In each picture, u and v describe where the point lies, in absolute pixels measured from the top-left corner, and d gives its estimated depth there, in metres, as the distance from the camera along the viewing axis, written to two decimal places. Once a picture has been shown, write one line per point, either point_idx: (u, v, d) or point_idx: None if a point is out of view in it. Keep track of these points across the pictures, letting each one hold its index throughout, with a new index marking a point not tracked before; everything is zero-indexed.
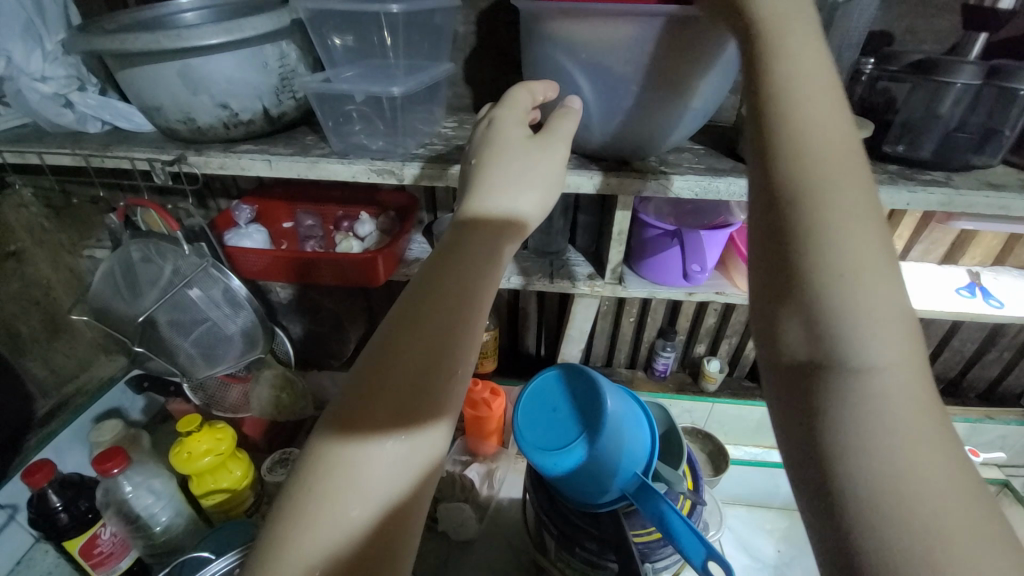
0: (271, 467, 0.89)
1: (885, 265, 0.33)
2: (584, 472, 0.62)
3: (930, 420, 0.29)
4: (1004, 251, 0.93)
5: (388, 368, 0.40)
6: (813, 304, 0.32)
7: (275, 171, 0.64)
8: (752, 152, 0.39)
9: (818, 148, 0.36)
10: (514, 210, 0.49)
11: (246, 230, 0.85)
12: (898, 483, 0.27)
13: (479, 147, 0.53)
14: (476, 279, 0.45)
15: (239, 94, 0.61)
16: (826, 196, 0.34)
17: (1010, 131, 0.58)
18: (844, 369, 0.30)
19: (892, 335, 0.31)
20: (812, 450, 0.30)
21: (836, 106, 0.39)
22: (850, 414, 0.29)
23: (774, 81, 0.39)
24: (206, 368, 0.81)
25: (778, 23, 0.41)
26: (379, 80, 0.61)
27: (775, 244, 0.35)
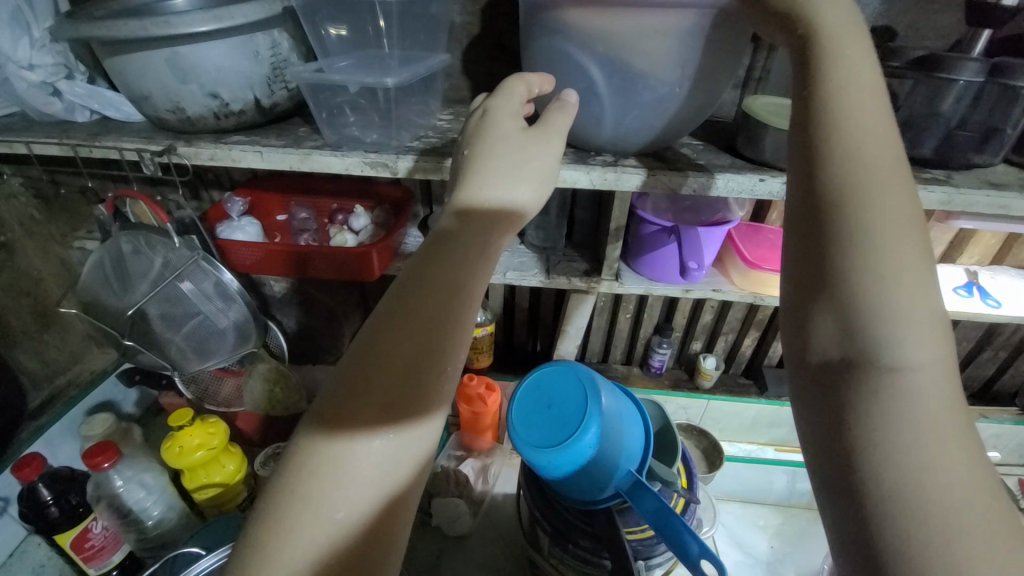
0: (265, 462, 0.88)
1: (922, 272, 0.35)
2: (580, 469, 0.62)
3: (958, 417, 0.32)
4: (1001, 250, 0.92)
5: (380, 362, 0.40)
6: (848, 306, 0.35)
7: (267, 163, 0.63)
8: (798, 158, 0.41)
9: (865, 156, 0.38)
10: (508, 202, 0.48)
11: (239, 223, 0.84)
12: (918, 472, 0.30)
13: (472, 138, 0.52)
14: (466, 274, 0.44)
15: (229, 83, 0.60)
16: (872, 203, 0.37)
17: (1012, 130, 0.58)
18: (878, 366, 0.33)
19: (926, 340, 0.34)
20: (837, 439, 0.33)
21: (886, 118, 0.40)
22: (881, 408, 0.32)
23: (824, 90, 0.41)
24: (197, 362, 0.80)
25: (840, 35, 0.43)
26: (374, 71, 0.60)
27: (815, 248, 0.38)
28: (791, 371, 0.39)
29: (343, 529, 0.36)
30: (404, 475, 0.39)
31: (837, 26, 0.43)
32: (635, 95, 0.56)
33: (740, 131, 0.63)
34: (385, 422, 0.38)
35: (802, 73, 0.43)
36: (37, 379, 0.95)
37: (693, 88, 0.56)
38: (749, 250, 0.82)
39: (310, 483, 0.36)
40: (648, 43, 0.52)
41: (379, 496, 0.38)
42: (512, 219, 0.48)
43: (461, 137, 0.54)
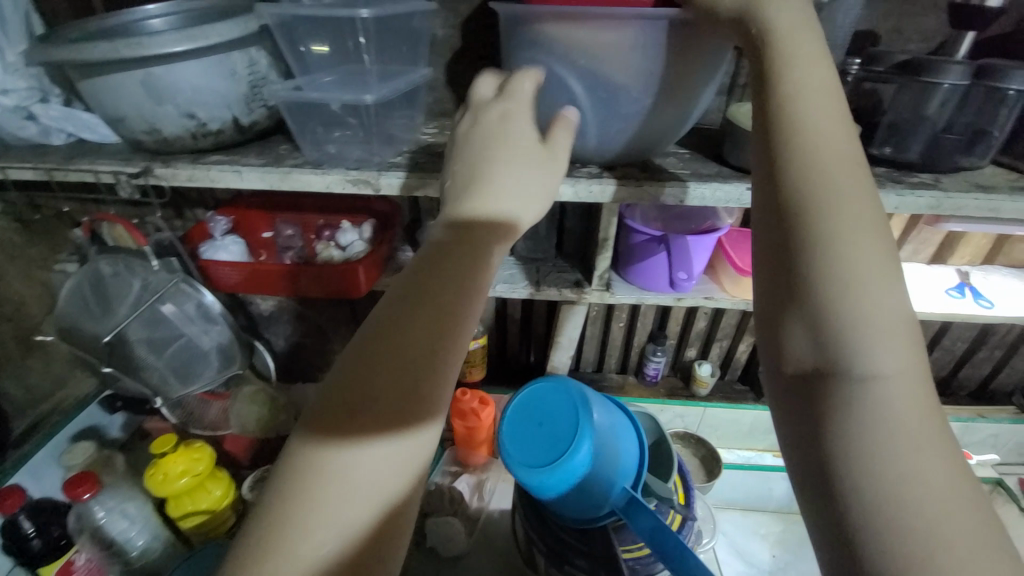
0: (253, 485, 0.86)
1: (891, 277, 0.35)
2: (574, 488, 0.61)
3: (934, 423, 0.32)
4: (993, 249, 0.92)
5: (362, 384, 0.38)
6: (818, 313, 0.34)
7: (246, 183, 0.62)
8: (762, 164, 0.41)
9: (826, 161, 0.38)
10: (499, 211, 0.47)
11: (222, 242, 0.81)
12: (899, 484, 0.30)
13: (479, 136, 0.51)
14: (457, 282, 0.43)
15: (205, 103, 0.59)
16: (833, 207, 0.36)
17: (999, 132, 0.57)
18: (850, 377, 0.32)
19: (897, 345, 0.33)
20: (817, 452, 0.33)
21: (843, 122, 0.40)
22: (855, 419, 0.32)
23: (779, 95, 0.41)
24: (180, 386, 0.78)
25: (790, 34, 0.42)
26: (353, 87, 0.59)
27: (782, 256, 0.37)
28: (766, 382, 0.38)
29: (323, 561, 0.34)
30: (388, 502, 0.37)
31: (785, 25, 0.43)
32: (618, 106, 0.55)
33: (726, 138, 0.63)
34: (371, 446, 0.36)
35: (759, 79, 0.43)
36: (20, 406, 0.93)
37: (675, 99, 0.55)
38: (740, 257, 0.81)
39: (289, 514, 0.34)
40: (633, 55, 0.52)
41: (365, 526, 0.36)
42: (502, 227, 0.47)
43: (452, 144, 0.53)
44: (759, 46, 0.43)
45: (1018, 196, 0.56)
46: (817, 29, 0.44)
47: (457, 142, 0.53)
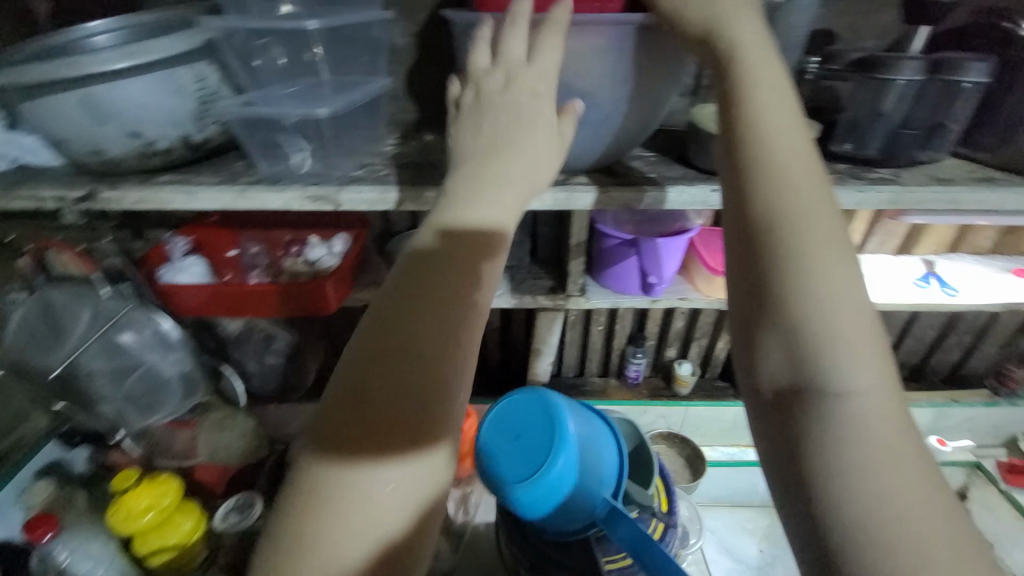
0: (226, 515, 0.81)
1: (859, 293, 0.36)
2: (554, 502, 0.59)
3: (910, 438, 0.32)
4: (957, 238, 0.94)
5: (352, 412, 0.37)
6: (791, 330, 0.35)
7: (199, 203, 0.59)
8: (729, 182, 0.41)
9: (793, 180, 0.39)
10: (485, 222, 0.44)
11: (182, 264, 0.76)
12: (879, 502, 0.30)
13: (498, 105, 0.49)
14: (448, 302, 0.41)
15: (151, 121, 0.56)
16: (799, 226, 0.37)
17: (955, 125, 0.58)
18: (826, 393, 0.33)
19: (868, 361, 0.33)
20: (795, 470, 0.32)
21: (807, 142, 0.41)
22: (832, 435, 0.31)
23: (745, 112, 0.42)
24: (141, 417, 0.79)
25: (751, 58, 0.44)
26: (307, 101, 0.58)
27: (754, 272, 0.37)
28: (743, 400, 0.38)
29: None
30: (387, 536, 0.36)
31: (750, 51, 0.44)
32: (584, 114, 0.54)
33: (690, 141, 0.62)
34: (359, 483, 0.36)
35: (724, 100, 0.44)
36: None
37: (640, 103, 0.55)
38: (711, 256, 0.81)
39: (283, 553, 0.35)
40: (606, 63, 0.52)
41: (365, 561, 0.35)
42: (491, 240, 0.44)
43: (459, 120, 0.51)
44: (726, 65, 0.45)
45: (977, 188, 0.57)
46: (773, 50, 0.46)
47: (472, 104, 0.51)
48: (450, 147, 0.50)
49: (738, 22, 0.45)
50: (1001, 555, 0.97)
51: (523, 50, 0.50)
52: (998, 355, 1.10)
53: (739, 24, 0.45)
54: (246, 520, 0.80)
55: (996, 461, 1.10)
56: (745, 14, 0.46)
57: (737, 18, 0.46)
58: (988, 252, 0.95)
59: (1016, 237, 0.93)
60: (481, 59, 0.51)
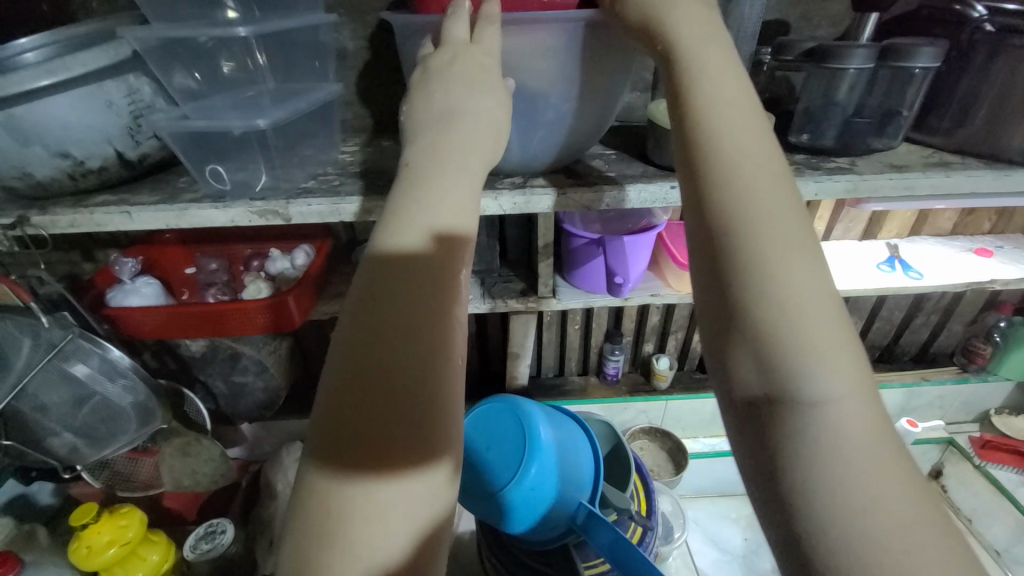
0: (195, 545, 0.78)
1: (827, 291, 0.35)
2: (531, 511, 0.58)
3: (887, 442, 0.32)
4: (919, 221, 0.95)
5: (324, 446, 0.34)
6: (760, 339, 0.34)
7: (139, 224, 0.56)
8: (686, 185, 0.40)
9: (751, 179, 0.37)
10: (446, 225, 0.41)
11: (133, 285, 0.74)
12: (859, 511, 0.30)
13: (447, 79, 0.46)
14: (418, 314, 0.38)
15: (79, 140, 0.53)
16: (763, 229, 0.35)
17: (907, 111, 0.59)
18: (800, 403, 0.32)
19: (839, 365, 0.33)
20: (775, 485, 0.32)
21: (765, 135, 0.40)
22: (807, 447, 0.31)
23: (697, 108, 0.40)
24: (94, 451, 0.74)
25: (694, 52, 0.42)
26: (247, 111, 0.55)
27: (718, 278, 0.36)
28: (719, 408, 0.37)
29: None
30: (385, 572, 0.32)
31: (692, 40, 0.42)
32: (540, 114, 0.53)
33: (649, 137, 0.61)
34: (339, 521, 0.32)
35: (673, 96, 0.42)
36: None
37: (592, 101, 0.54)
38: (680, 251, 0.81)
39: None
40: (558, 61, 0.50)
41: None
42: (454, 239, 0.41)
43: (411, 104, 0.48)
44: (669, 55, 0.43)
45: (931, 172, 0.57)
46: (725, 33, 0.44)
47: (420, 79, 0.48)
48: (404, 119, 0.47)
49: (677, 12, 0.43)
50: (981, 531, 1.05)
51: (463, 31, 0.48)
52: (965, 333, 1.12)
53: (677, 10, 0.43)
54: (216, 548, 0.78)
55: (969, 436, 1.13)
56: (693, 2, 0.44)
57: (675, 7, 0.43)
58: (950, 233, 0.97)
59: (974, 217, 0.95)
60: (431, 54, 0.49)
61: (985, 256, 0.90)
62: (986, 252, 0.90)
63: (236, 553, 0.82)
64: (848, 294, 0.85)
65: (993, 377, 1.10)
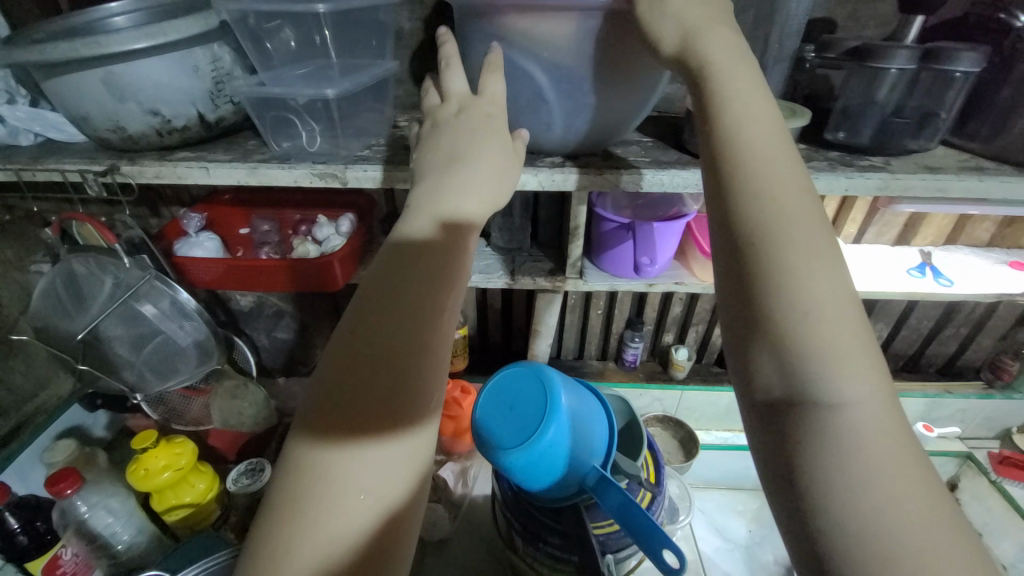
0: (238, 478, 0.86)
1: (846, 303, 0.38)
2: (545, 467, 0.61)
3: (901, 443, 0.35)
4: (955, 230, 0.95)
5: (339, 399, 0.39)
6: (779, 344, 0.37)
7: (214, 178, 0.62)
8: (712, 198, 0.44)
9: (772, 194, 0.41)
10: (458, 213, 0.49)
11: (196, 239, 0.81)
12: (878, 506, 0.32)
13: (454, 125, 0.55)
14: (433, 290, 0.44)
15: (168, 99, 0.59)
16: (787, 242, 0.39)
17: (946, 114, 0.59)
18: (818, 405, 0.35)
19: (858, 372, 0.36)
20: (791, 478, 0.35)
21: (790, 153, 0.44)
22: (824, 444, 0.34)
23: (726, 126, 0.44)
24: (158, 383, 0.81)
25: (724, 78, 0.46)
26: (317, 81, 0.60)
27: (741, 287, 0.40)
28: (739, 408, 0.40)
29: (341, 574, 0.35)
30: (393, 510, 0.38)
31: (719, 60, 0.46)
32: (584, 97, 0.56)
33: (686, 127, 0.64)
34: (370, 470, 0.37)
35: (703, 120, 0.46)
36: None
37: (637, 85, 0.56)
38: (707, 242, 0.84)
39: (291, 536, 0.35)
40: (608, 46, 0.53)
41: (371, 531, 0.36)
42: (466, 234, 0.48)
43: (426, 131, 0.57)
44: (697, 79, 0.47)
45: (964, 175, 0.58)
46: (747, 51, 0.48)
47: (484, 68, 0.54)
48: (415, 167, 0.54)
49: (709, 37, 0.47)
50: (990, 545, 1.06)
51: (464, 81, 0.58)
52: (994, 348, 1.11)
53: (714, 42, 0.47)
54: (256, 483, 0.85)
55: (987, 451, 1.12)
56: (726, 24, 0.48)
57: (708, 33, 0.47)
58: (986, 244, 0.96)
59: (1013, 230, 0.94)
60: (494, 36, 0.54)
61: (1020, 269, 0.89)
62: (1020, 265, 0.89)
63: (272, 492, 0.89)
64: (875, 297, 0.86)
65: (1019, 395, 1.09)
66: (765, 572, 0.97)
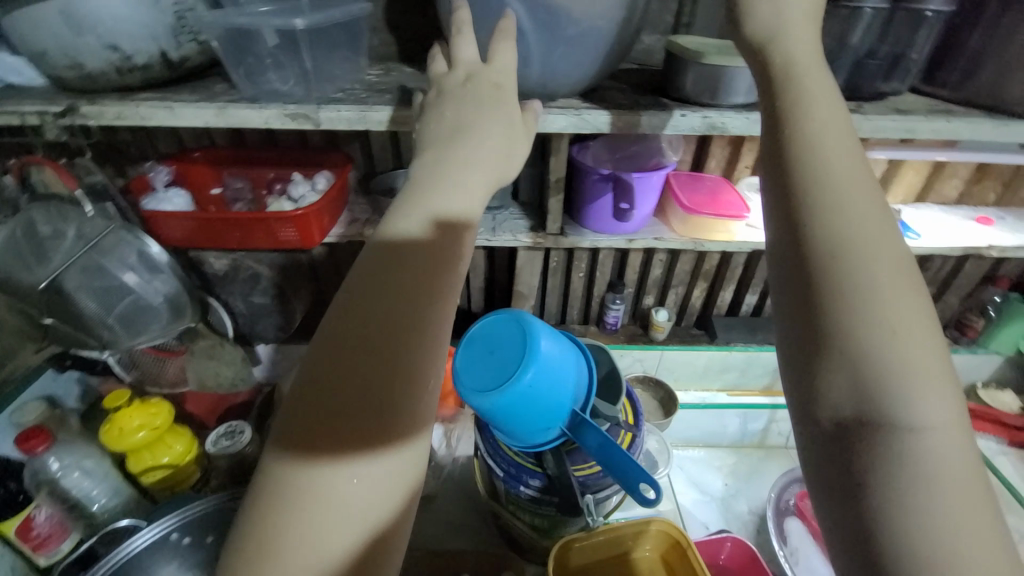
0: (216, 440, 0.85)
1: (921, 322, 0.35)
2: (525, 409, 0.62)
3: (978, 483, 0.32)
4: (925, 188, 0.97)
5: (348, 416, 0.37)
6: (853, 358, 0.34)
7: (179, 119, 0.60)
8: (778, 198, 0.41)
9: (843, 200, 0.38)
10: (459, 212, 0.45)
11: (166, 194, 0.80)
12: (945, 543, 0.30)
13: (461, 95, 0.52)
14: (443, 304, 0.42)
15: (129, 34, 0.56)
16: (861, 253, 0.36)
17: (916, 56, 0.60)
18: (897, 427, 0.32)
19: (937, 397, 0.33)
20: (857, 500, 0.32)
21: (862, 160, 0.41)
22: (901, 470, 0.31)
23: (794, 125, 0.42)
24: (128, 339, 0.78)
25: (804, 75, 0.44)
26: (285, 16, 0.58)
27: (808, 295, 0.37)
28: (793, 424, 0.37)
29: None
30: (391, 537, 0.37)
31: (800, 57, 0.45)
32: (562, 30, 0.55)
33: (664, 73, 0.64)
34: (371, 493, 0.36)
35: (772, 120, 0.43)
36: None
37: (614, 21, 0.56)
38: (686, 197, 0.84)
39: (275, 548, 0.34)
40: None
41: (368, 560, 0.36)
42: (462, 233, 0.45)
43: (430, 102, 0.54)
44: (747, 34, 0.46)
45: (932, 117, 0.60)
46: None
47: None
48: (417, 137, 0.52)
49: None
50: None
51: (463, 45, 0.56)
52: (959, 307, 1.15)
53: (789, 25, 0.46)
54: (235, 445, 0.85)
55: None
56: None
57: None
58: (954, 202, 0.99)
59: (981, 186, 0.96)
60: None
61: (986, 224, 0.92)
62: (987, 221, 0.92)
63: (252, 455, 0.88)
64: None
65: (983, 350, 1.13)
66: (740, 521, 1.01)
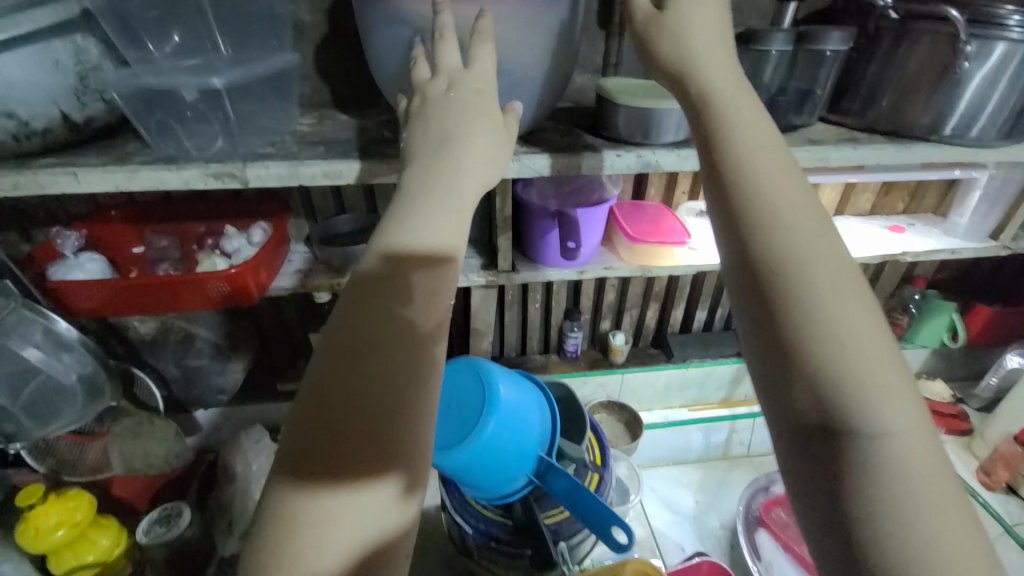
0: (149, 528, 0.77)
1: (876, 327, 0.35)
2: (489, 461, 0.59)
3: (951, 484, 0.32)
4: (844, 201, 1.05)
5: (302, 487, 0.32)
6: (811, 369, 0.34)
7: (86, 186, 0.55)
8: (721, 217, 0.41)
9: (780, 213, 0.39)
10: (439, 237, 0.42)
11: (77, 261, 0.71)
12: (928, 549, 0.29)
13: (443, 105, 0.49)
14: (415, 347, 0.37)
15: (24, 99, 0.51)
16: (805, 263, 0.37)
17: (821, 91, 0.66)
18: (862, 435, 0.32)
19: (898, 400, 0.33)
20: (839, 513, 0.31)
21: (796, 173, 0.42)
22: (871, 478, 0.31)
23: (726, 146, 0.43)
24: (38, 429, 0.70)
25: (727, 100, 0.45)
26: (203, 72, 0.55)
27: (763, 310, 0.37)
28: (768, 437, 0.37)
29: None
30: None
31: (721, 87, 0.46)
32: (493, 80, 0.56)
33: (598, 113, 0.66)
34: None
35: (705, 143, 0.44)
36: None
37: (546, 68, 0.57)
38: (630, 226, 0.87)
39: None
40: (511, 28, 0.53)
41: None
42: (444, 265, 0.41)
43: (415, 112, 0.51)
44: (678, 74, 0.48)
45: (841, 146, 0.65)
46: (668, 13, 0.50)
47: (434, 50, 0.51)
48: (405, 149, 0.49)
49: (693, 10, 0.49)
50: None
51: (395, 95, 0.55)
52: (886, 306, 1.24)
53: (702, 53, 0.48)
54: (172, 531, 0.76)
55: None
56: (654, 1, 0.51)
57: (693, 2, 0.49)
58: (869, 213, 1.07)
59: (889, 197, 1.06)
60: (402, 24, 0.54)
61: (900, 232, 1.00)
62: (899, 228, 1.01)
63: (194, 537, 0.80)
64: None
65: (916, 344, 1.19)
66: (713, 537, 1.02)
